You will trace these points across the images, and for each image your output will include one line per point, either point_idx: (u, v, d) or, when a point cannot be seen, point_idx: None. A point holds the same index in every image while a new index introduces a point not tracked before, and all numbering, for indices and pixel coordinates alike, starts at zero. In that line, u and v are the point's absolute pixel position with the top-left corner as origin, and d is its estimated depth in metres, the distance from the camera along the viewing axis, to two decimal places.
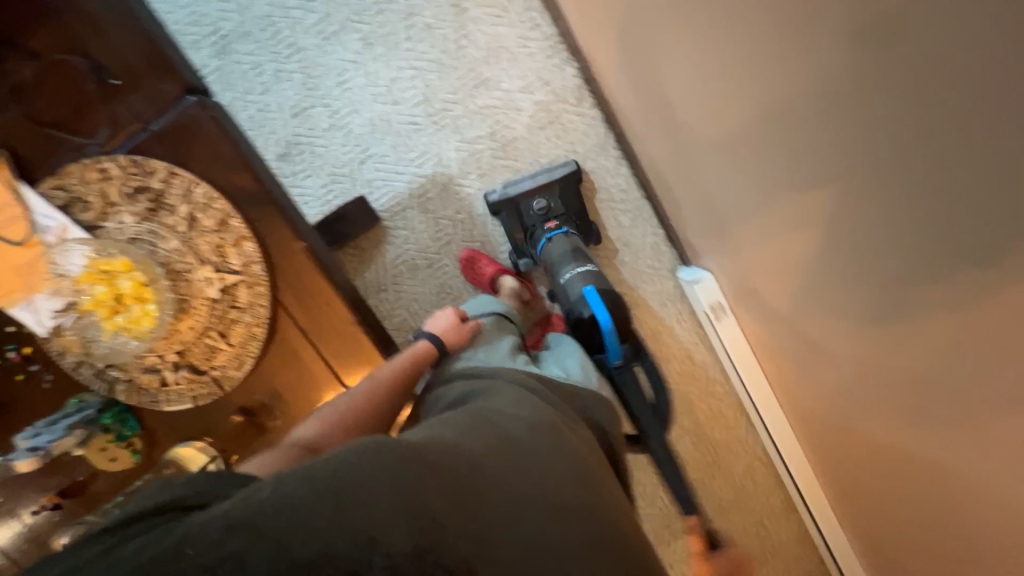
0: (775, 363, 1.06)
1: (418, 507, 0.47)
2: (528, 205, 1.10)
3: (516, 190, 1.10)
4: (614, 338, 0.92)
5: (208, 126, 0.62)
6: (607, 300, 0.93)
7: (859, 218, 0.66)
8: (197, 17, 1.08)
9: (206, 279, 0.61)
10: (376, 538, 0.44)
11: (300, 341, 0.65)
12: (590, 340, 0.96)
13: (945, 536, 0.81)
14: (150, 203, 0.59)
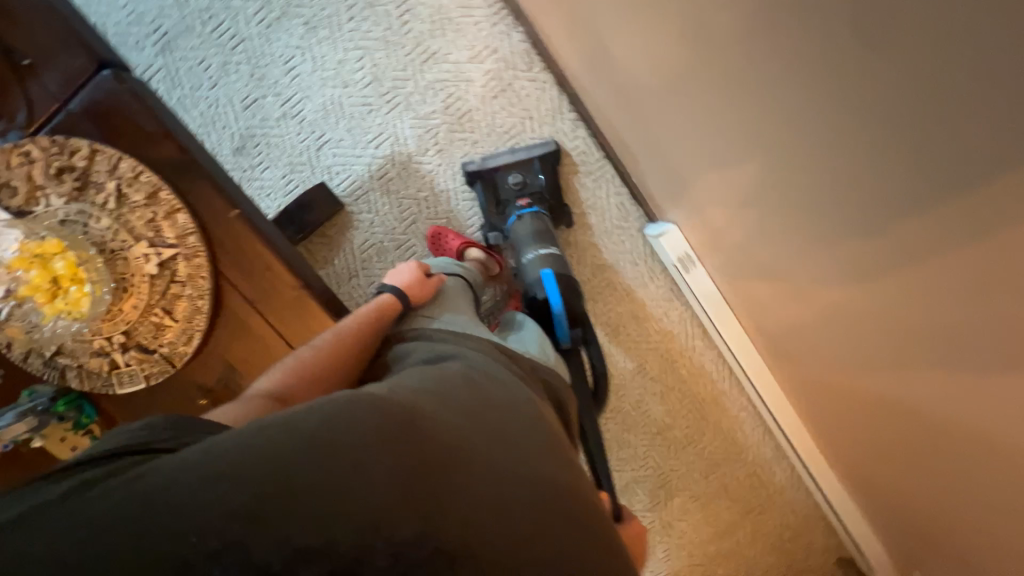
0: (769, 292, 1.07)
1: (416, 491, 0.46)
2: (504, 177, 1.22)
3: (495, 164, 1.21)
4: (562, 322, 1.04)
5: (127, 100, 0.59)
6: (561, 284, 1.07)
7: (811, 139, 0.72)
8: (137, 16, 1.14)
9: (143, 256, 0.61)
10: (378, 526, 0.43)
11: (247, 311, 0.65)
12: (543, 321, 1.08)
13: (896, 423, 0.94)
14: (77, 183, 0.59)
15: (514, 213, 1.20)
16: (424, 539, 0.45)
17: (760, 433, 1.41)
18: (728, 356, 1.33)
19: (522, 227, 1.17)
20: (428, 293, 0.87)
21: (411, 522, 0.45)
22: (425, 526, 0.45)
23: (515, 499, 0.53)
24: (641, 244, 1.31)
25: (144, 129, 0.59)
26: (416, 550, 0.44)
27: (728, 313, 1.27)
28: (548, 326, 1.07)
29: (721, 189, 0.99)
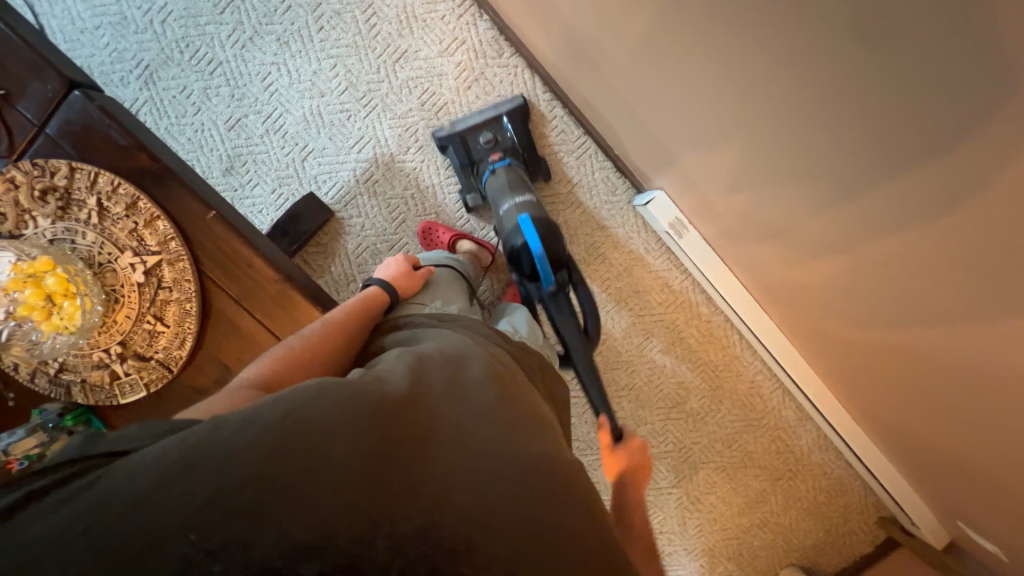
0: (764, 248, 1.04)
1: (387, 490, 0.46)
2: (474, 139, 1.20)
3: (465, 126, 1.20)
4: (545, 270, 0.91)
5: (99, 117, 0.61)
6: (540, 228, 0.93)
7: (777, 78, 0.70)
8: (118, 54, 1.19)
9: (129, 266, 0.63)
10: (375, 522, 0.44)
11: (235, 310, 0.66)
12: (525, 269, 0.96)
13: (910, 369, 0.90)
14: (60, 202, 0.61)
15: (487, 168, 1.18)
16: (422, 534, 0.44)
17: (779, 396, 1.37)
18: (735, 320, 1.30)
19: (496, 179, 1.14)
20: (416, 285, 0.91)
21: (408, 516, 0.45)
22: (423, 519, 0.45)
23: (501, 485, 0.50)
24: (632, 216, 1.29)
25: (116, 144, 0.61)
26: (416, 546, 0.44)
27: (729, 277, 1.24)
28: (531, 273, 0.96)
29: (703, 147, 0.96)
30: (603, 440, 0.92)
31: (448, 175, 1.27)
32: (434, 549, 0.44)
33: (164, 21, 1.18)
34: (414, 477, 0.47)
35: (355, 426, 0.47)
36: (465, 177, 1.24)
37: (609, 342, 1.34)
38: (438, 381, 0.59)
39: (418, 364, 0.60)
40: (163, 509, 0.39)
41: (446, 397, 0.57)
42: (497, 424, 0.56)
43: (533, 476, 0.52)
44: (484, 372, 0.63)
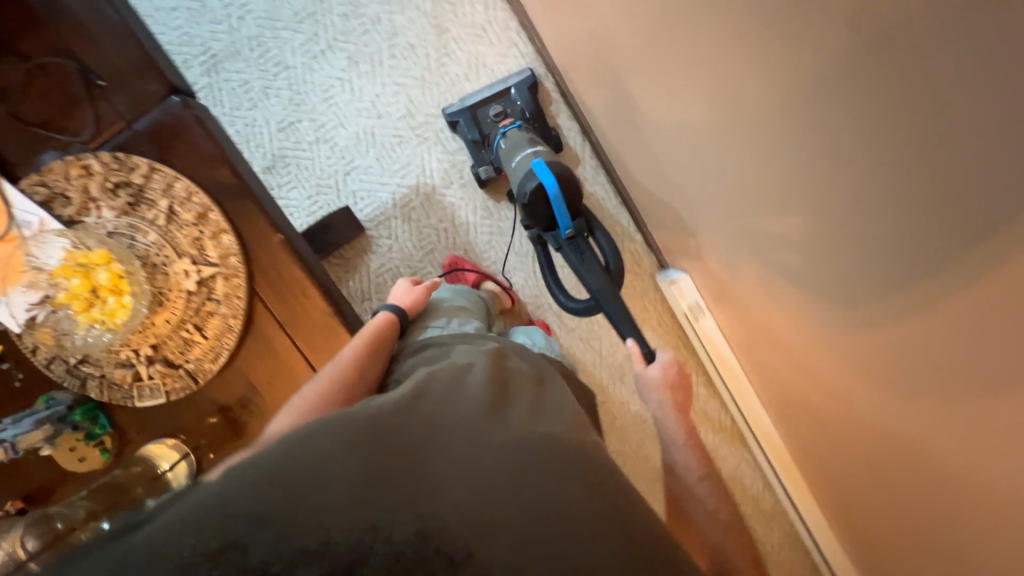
0: (770, 358, 1.08)
1: (393, 501, 0.48)
2: (484, 113, 1.22)
3: (474, 101, 1.22)
4: (563, 214, 0.97)
5: (191, 125, 0.62)
6: (556, 171, 0.97)
7: None
8: (188, 38, 1.20)
9: (183, 272, 0.62)
10: (376, 528, 0.46)
11: (276, 332, 0.66)
12: (539, 213, 0.99)
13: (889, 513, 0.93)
14: (130, 198, 0.61)
15: (498, 132, 1.19)
16: (420, 540, 0.47)
17: (757, 492, 1.39)
18: (732, 408, 1.33)
19: (507, 140, 1.15)
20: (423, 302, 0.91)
21: (407, 523, 0.47)
22: (420, 526, 0.48)
23: (507, 494, 0.51)
24: (650, 288, 1.33)
25: (201, 154, 0.62)
26: (414, 553, 0.46)
27: (735, 367, 1.28)
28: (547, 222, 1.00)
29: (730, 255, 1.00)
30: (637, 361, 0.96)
31: (484, 216, 1.30)
32: (434, 555, 0.47)
33: (242, 18, 1.21)
34: (412, 486, 0.50)
35: (352, 447, 0.51)
36: (474, 151, 1.24)
37: (608, 407, 1.35)
38: (436, 393, 0.62)
39: (421, 376, 0.65)
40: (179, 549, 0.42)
41: (446, 410, 0.59)
42: (494, 433, 0.57)
43: (544, 481, 0.53)
44: (483, 375, 0.65)
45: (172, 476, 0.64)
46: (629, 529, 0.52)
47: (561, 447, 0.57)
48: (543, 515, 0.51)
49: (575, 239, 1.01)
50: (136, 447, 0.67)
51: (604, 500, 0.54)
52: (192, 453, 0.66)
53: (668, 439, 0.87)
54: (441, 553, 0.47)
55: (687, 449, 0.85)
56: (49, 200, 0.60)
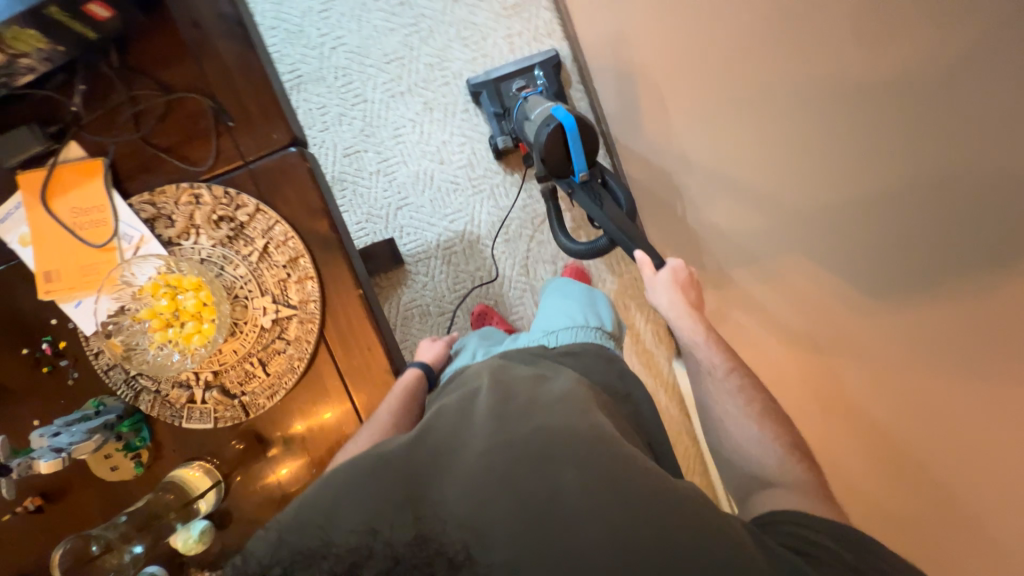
0: None
1: (395, 502, 0.48)
2: (507, 87, 1.23)
3: (498, 75, 1.23)
4: (580, 152, 0.90)
5: (301, 176, 0.65)
6: (574, 113, 0.92)
7: None
8: (279, 56, 1.27)
9: (262, 309, 0.65)
10: (377, 530, 0.47)
11: (334, 380, 0.67)
12: (555, 155, 0.91)
13: None
14: (229, 231, 0.64)
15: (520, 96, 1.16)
16: (418, 544, 0.46)
17: None
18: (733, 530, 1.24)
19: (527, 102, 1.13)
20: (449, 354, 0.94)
21: (406, 527, 0.47)
22: (418, 531, 0.47)
23: (515, 503, 0.46)
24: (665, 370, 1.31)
25: (304, 204, 0.65)
26: (412, 556, 0.46)
27: None
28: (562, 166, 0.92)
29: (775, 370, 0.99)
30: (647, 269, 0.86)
31: (521, 271, 1.34)
32: (437, 557, 0.45)
33: (334, 48, 1.28)
34: (412, 488, 0.49)
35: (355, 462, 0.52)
36: (496, 123, 1.25)
37: None
38: (449, 409, 0.61)
39: (432, 410, 0.63)
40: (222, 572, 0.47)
41: (453, 423, 0.58)
42: (491, 434, 0.53)
43: (557, 492, 0.47)
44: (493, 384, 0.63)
45: (200, 503, 0.65)
46: (634, 509, 0.45)
47: (573, 447, 0.50)
48: (541, 512, 0.46)
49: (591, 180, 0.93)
50: (169, 464, 0.67)
51: (603, 476, 0.48)
52: (223, 481, 0.66)
53: (687, 342, 0.79)
54: (441, 554, 0.45)
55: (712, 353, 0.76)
56: (154, 218, 0.64)
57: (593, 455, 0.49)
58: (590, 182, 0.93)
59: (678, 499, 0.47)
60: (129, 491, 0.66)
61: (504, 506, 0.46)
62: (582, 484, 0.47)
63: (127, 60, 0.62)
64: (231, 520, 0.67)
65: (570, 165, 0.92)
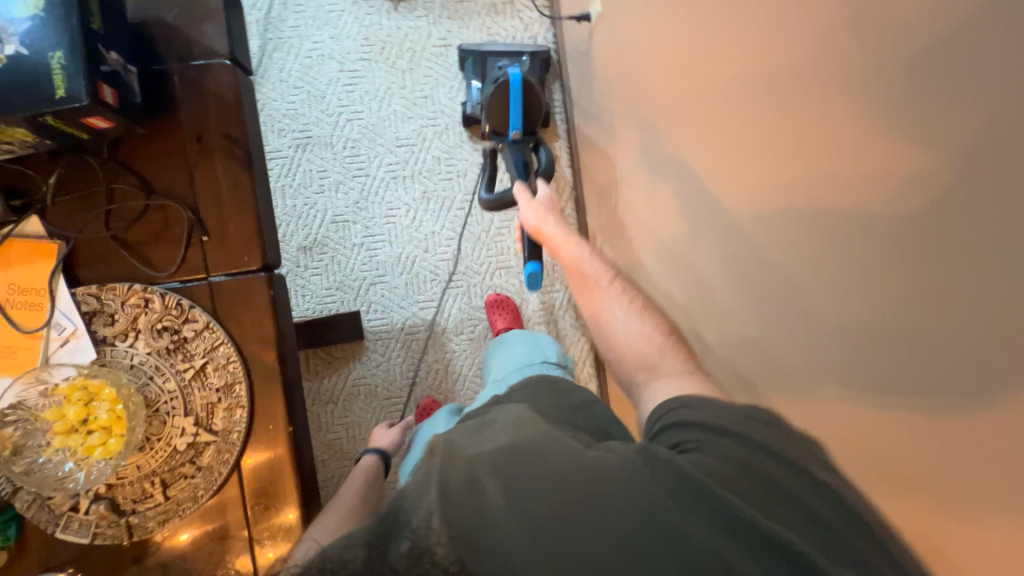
0: None
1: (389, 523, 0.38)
2: (492, 62, 1.26)
3: (488, 49, 1.26)
4: (519, 113, 0.96)
5: (262, 303, 0.64)
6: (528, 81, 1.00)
7: None
8: (294, 114, 1.30)
9: (179, 429, 0.62)
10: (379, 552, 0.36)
11: (235, 518, 0.63)
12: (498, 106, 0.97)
13: None
14: (170, 343, 0.62)
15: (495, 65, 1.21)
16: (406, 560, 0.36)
17: None
18: None
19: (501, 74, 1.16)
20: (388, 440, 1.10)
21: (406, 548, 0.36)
22: (418, 543, 0.37)
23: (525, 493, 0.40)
24: None
25: (257, 331, 0.64)
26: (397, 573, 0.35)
27: None
28: (501, 120, 0.97)
29: None
30: (520, 195, 0.87)
31: (476, 371, 1.34)
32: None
33: (349, 120, 1.31)
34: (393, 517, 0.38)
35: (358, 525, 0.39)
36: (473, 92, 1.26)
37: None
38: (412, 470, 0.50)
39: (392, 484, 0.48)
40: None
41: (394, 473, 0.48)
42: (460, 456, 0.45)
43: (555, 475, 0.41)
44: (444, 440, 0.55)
45: None
46: (558, 484, 0.41)
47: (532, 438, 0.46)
48: (482, 538, 0.37)
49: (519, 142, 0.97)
50: (25, 570, 0.61)
51: (526, 460, 0.43)
52: None
53: (572, 260, 0.81)
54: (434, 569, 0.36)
55: (593, 265, 0.80)
56: (94, 313, 0.61)
57: (510, 455, 0.43)
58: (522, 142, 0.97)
59: (589, 462, 0.43)
60: None
61: (464, 537, 0.37)
62: (513, 492, 0.40)
63: (117, 153, 0.62)
64: None
65: (506, 127, 0.97)
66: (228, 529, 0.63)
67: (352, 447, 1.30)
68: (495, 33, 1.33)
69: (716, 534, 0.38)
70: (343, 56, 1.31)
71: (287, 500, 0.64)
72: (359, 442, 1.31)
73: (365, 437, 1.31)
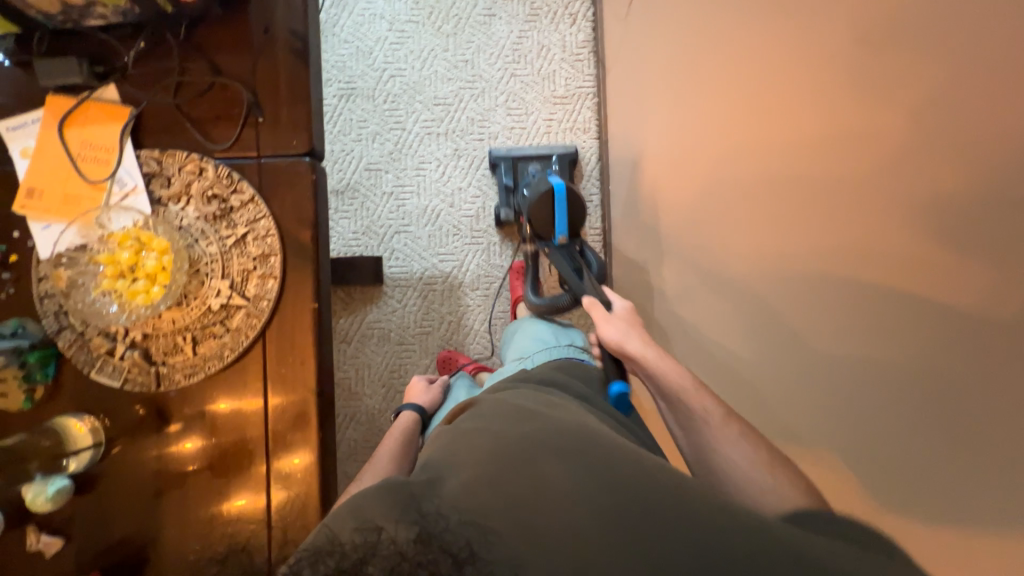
0: None
1: (414, 499, 0.45)
2: (523, 166, 1.33)
3: (518, 154, 1.33)
4: (563, 218, 1.05)
5: (304, 183, 0.69)
6: (569, 192, 1.06)
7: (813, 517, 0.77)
8: (341, 66, 1.38)
9: (215, 290, 0.66)
10: (382, 527, 0.43)
11: (255, 382, 0.67)
12: (541, 218, 1.06)
13: None
14: (217, 210, 0.67)
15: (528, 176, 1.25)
16: (423, 542, 0.42)
17: None
18: None
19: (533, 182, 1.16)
20: (431, 394, 1.08)
21: (411, 524, 0.43)
22: (421, 528, 0.43)
23: (587, 492, 0.44)
24: None
25: (297, 208, 0.68)
26: (418, 556, 0.42)
27: None
28: (545, 227, 1.06)
29: None
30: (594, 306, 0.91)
31: (488, 328, 1.36)
32: (441, 556, 0.41)
33: (392, 77, 1.38)
34: (416, 496, 0.46)
35: (393, 495, 0.46)
36: (504, 195, 1.32)
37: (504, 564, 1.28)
38: (465, 436, 0.56)
39: (437, 451, 0.55)
40: (362, 524, 0.44)
41: (479, 421, 0.59)
42: (522, 443, 0.51)
43: (632, 479, 0.45)
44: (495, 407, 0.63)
45: (71, 460, 0.64)
46: (626, 488, 0.44)
47: (613, 456, 0.49)
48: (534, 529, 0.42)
49: (566, 248, 1.06)
50: (58, 410, 0.65)
51: (587, 473, 0.46)
52: (105, 443, 0.65)
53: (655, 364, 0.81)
54: (445, 555, 0.41)
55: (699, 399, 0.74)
56: (152, 175, 0.66)
57: (574, 452, 0.49)
58: (569, 247, 1.06)
59: (655, 472, 0.47)
60: (11, 420, 0.65)
61: (494, 512, 0.43)
62: (576, 486, 0.45)
63: (192, 36, 0.68)
64: (96, 485, 0.65)
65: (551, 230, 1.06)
66: (246, 433, 0.67)
67: (360, 388, 1.34)
68: (538, 8, 1.40)
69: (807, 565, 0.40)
70: (393, 17, 1.39)
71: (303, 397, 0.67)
72: (367, 383, 1.35)
73: (375, 379, 1.34)
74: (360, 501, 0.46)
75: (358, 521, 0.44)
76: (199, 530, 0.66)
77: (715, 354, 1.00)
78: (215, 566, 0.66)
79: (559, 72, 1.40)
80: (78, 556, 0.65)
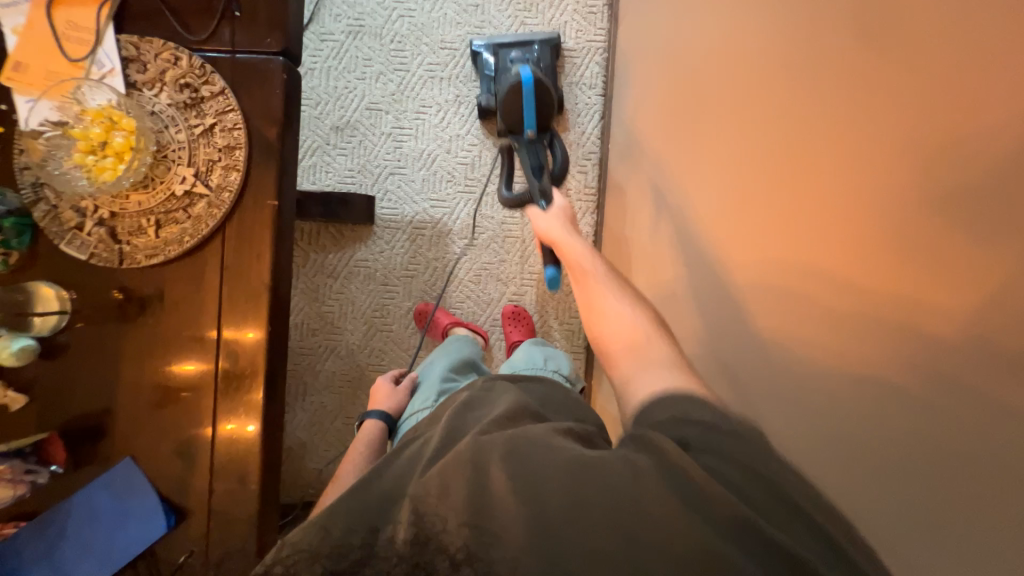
0: None
1: (375, 514, 0.50)
2: (506, 55, 1.29)
3: (501, 41, 1.30)
4: (532, 111, 1.17)
5: (275, 82, 0.69)
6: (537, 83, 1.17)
7: None
8: (352, 2, 1.37)
9: (180, 177, 0.68)
10: (352, 536, 0.49)
11: (212, 269, 0.69)
12: (512, 110, 1.17)
13: None
14: (188, 99, 0.68)
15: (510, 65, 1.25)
16: (419, 546, 0.46)
17: None
18: None
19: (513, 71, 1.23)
20: (398, 395, 1.08)
21: (398, 535, 0.48)
22: (415, 532, 0.47)
23: (532, 496, 0.45)
24: None
25: (267, 106, 0.69)
26: (417, 556, 0.46)
27: None
28: (516, 120, 1.18)
29: None
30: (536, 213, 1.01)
31: (470, 278, 1.37)
32: (436, 557, 0.45)
33: (401, 16, 1.37)
34: (383, 513, 0.50)
35: (355, 508, 0.51)
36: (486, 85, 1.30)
37: None
38: (430, 443, 0.58)
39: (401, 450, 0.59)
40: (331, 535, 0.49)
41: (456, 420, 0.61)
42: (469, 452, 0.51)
43: (569, 476, 0.46)
44: (463, 406, 0.65)
45: (39, 325, 0.68)
46: (569, 492, 0.45)
47: (552, 453, 0.49)
48: (497, 537, 0.44)
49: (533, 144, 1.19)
50: (30, 277, 0.69)
51: (525, 492, 0.45)
52: (71, 313, 0.69)
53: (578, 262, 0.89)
54: (443, 555, 0.45)
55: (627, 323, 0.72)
56: (130, 59, 0.68)
57: (512, 450, 0.49)
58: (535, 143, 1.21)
59: (587, 467, 0.47)
60: None
61: (458, 517, 0.45)
62: (518, 485, 0.46)
63: None
64: (62, 352, 0.69)
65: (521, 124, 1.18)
66: (201, 323, 0.69)
67: (342, 324, 1.37)
68: None
69: (724, 541, 0.41)
70: None
71: (255, 291, 0.69)
72: (349, 320, 1.37)
73: (357, 317, 1.37)
74: (324, 512, 0.51)
75: (331, 532, 0.49)
76: (153, 404, 0.70)
77: (682, 311, 0.98)
78: (162, 439, 0.69)
79: (570, 23, 1.36)
80: (41, 414, 0.69)
